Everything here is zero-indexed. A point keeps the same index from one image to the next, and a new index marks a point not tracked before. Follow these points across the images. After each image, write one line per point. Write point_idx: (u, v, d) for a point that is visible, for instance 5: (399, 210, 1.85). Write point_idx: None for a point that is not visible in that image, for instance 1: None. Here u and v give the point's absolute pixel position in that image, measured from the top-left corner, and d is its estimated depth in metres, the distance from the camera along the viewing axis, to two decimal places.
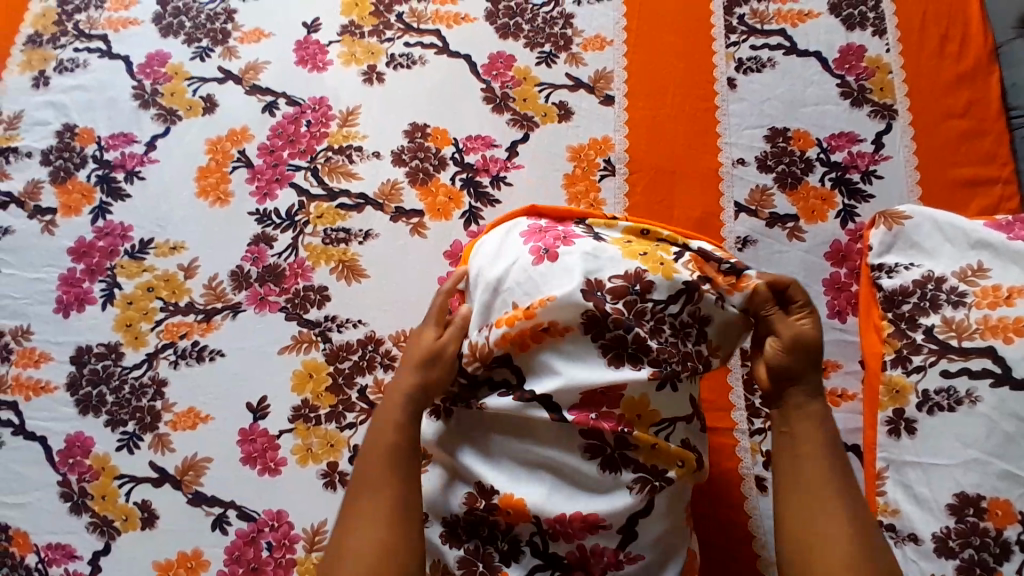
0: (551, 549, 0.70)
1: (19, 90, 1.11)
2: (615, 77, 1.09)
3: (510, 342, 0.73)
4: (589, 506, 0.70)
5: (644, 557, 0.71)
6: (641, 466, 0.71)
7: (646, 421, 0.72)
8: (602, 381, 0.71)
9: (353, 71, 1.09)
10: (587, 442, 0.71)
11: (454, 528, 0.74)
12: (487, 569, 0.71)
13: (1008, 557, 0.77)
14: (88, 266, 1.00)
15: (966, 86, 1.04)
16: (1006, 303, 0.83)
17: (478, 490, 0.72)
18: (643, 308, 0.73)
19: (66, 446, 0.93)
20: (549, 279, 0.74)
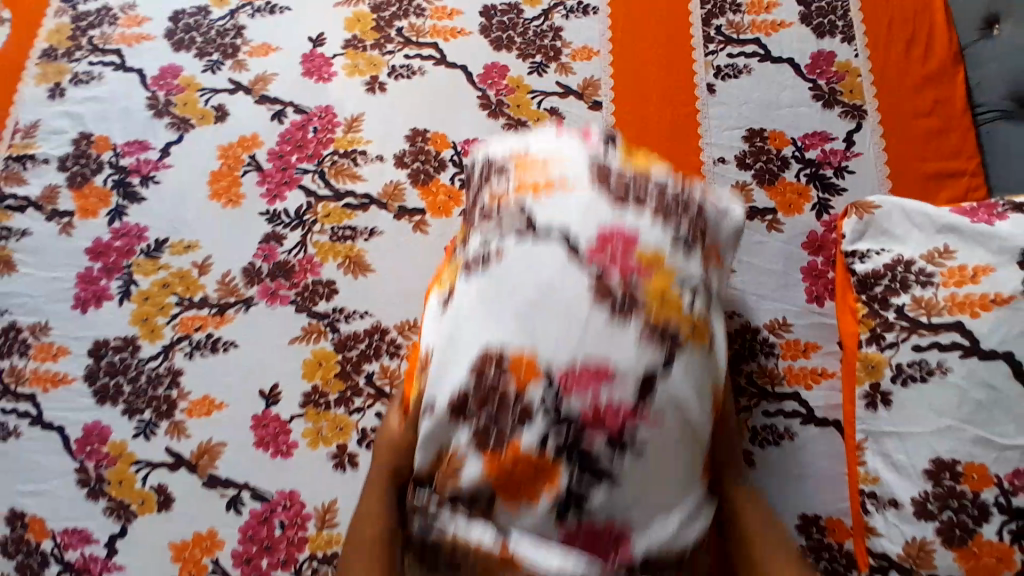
0: (566, 409, 0.67)
1: (36, 101, 1.17)
2: (602, 84, 1.16)
3: (523, 192, 0.78)
4: (600, 357, 0.68)
5: (660, 418, 0.68)
6: (652, 319, 0.70)
7: (664, 275, 0.73)
8: (617, 222, 0.74)
9: (357, 81, 1.16)
10: (598, 289, 0.71)
11: (462, 403, 0.69)
12: (499, 439, 0.67)
13: (986, 518, 0.83)
14: (105, 265, 1.05)
15: (931, 86, 1.12)
16: (971, 280, 0.89)
17: (486, 354, 0.70)
18: (649, 176, 0.79)
19: (83, 435, 0.98)
20: (571, 161, 0.80)
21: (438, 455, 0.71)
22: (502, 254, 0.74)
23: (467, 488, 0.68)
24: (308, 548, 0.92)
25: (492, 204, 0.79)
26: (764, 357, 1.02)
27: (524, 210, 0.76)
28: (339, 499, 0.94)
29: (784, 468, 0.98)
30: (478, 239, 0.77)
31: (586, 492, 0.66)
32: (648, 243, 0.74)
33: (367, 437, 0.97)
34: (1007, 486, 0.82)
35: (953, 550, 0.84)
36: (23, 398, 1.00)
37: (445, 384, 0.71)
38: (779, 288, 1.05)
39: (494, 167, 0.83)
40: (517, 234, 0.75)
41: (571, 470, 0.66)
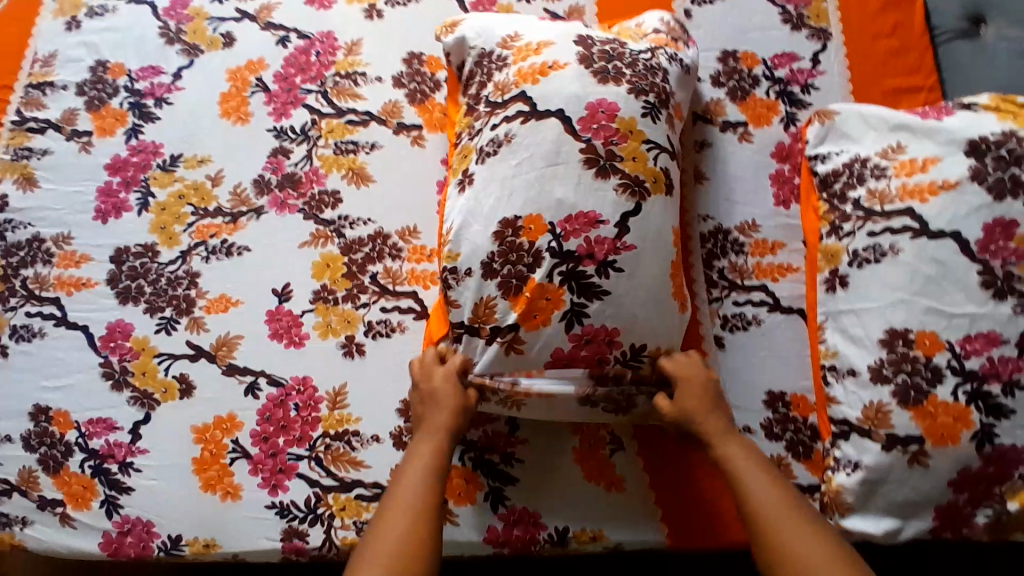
0: (567, 248, 0.87)
1: (53, 33, 1.22)
2: (586, 11, 1.24)
3: (524, 77, 0.96)
4: (590, 208, 0.88)
5: (635, 247, 0.88)
6: (626, 174, 0.90)
7: (637, 139, 0.92)
8: (601, 97, 0.93)
9: (356, 9, 1.23)
10: (587, 153, 0.90)
11: (490, 264, 0.88)
12: (519, 280, 0.87)
13: (940, 380, 0.91)
14: (123, 179, 1.13)
15: (892, 10, 1.22)
16: (921, 170, 0.98)
17: (505, 223, 0.88)
18: (622, 52, 0.99)
19: (107, 332, 1.05)
20: (554, 35, 1.00)
21: (474, 310, 0.88)
22: (513, 141, 0.92)
23: (502, 325, 0.87)
24: (321, 427, 1.00)
25: (498, 95, 0.96)
26: (734, 255, 1.12)
27: (526, 95, 0.94)
28: (348, 383, 1.02)
29: (749, 349, 1.08)
30: (489, 128, 0.95)
31: (586, 305, 0.86)
32: (624, 111, 0.93)
33: (373, 329, 1.05)
34: (959, 350, 0.91)
35: (908, 410, 0.91)
36: (48, 301, 1.07)
37: (473, 251, 0.89)
38: (749, 193, 1.15)
39: (494, 59, 1.00)
40: (522, 119, 0.92)
41: (572, 293, 0.86)
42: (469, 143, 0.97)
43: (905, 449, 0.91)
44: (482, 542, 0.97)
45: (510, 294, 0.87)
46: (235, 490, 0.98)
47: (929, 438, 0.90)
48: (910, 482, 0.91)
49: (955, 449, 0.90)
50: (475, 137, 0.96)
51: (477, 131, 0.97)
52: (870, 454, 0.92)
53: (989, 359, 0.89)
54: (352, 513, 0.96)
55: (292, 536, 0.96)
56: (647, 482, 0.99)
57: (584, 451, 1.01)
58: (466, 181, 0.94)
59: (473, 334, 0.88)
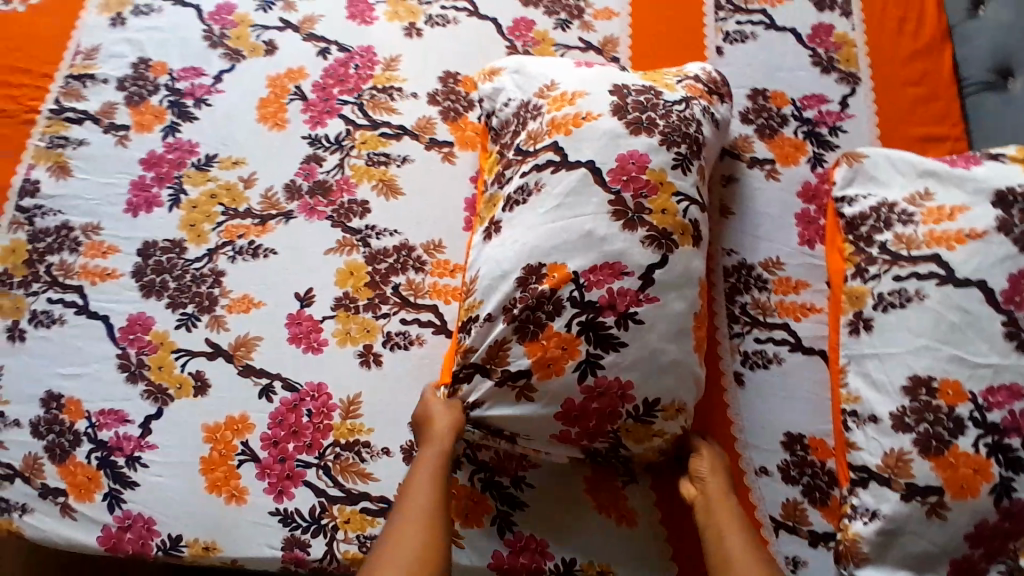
0: (588, 299, 0.85)
1: (99, 28, 1.26)
2: (621, 42, 1.26)
3: (557, 128, 0.95)
4: (615, 259, 0.87)
5: (659, 300, 0.87)
6: (653, 227, 0.89)
7: (667, 193, 0.91)
8: (632, 148, 0.93)
9: (396, 26, 1.26)
10: (616, 206, 0.89)
11: (509, 307, 0.87)
12: (537, 327, 0.85)
13: (962, 431, 0.89)
14: (157, 175, 1.14)
15: (921, 60, 1.24)
16: (948, 219, 0.99)
17: (529, 269, 0.88)
18: (657, 103, 0.98)
19: (127, 324, 1.05)
20: (589, 85, 0.99)
21: (487, 349, 0.87)
22: (542, 191, 0.92)
23: (514, 370, 0.86)
24: (332, 435, 0.99)
25: (529, 144, 0.97)
26: (757, 291, 1.12)
27: (557, 145, 0.94)
28: (363, 393, 1.02)
29: (768, 387, 1.07)
30: (519, 179, 0.95)
31: (600, 356, 0.84)
32: (655, 163, 0.92)
33: (392, 340, 1.04)
34: (982, 402, 0.90)
35: (929, 460, 0.90)
36: (71, 289, 1.08)
37: (494, 294, 0.89)
38: (773, 231, 1.15)
39: (528, 109, 1.00)
40: (551, 168, 0.93)
41: (589, 344, 0.85)
42: (498, 192, 0.97)
43: (923, 500, 0.89)
44: (485, 567, 0.95)
45: (526, 339, 0.86)
46: (241, 493, 0.97)
47: (948, 490, 0.88)
48: (927, 534, 0.89)
49: (975, 502, 0.88)
50: (504, 187, 0.97)
51: (507, 180, 0.97)
52: (889, 504, 0.91)
53: (1011, 412, 0.88)
54: (356, 527, 0.95)
55: (294, 546, 0.94)
56: (657, 518, 0.97)
57: (596, 480, 0.99)
58: (492, 230, 0.94)
59: (483, 375, 0.87)
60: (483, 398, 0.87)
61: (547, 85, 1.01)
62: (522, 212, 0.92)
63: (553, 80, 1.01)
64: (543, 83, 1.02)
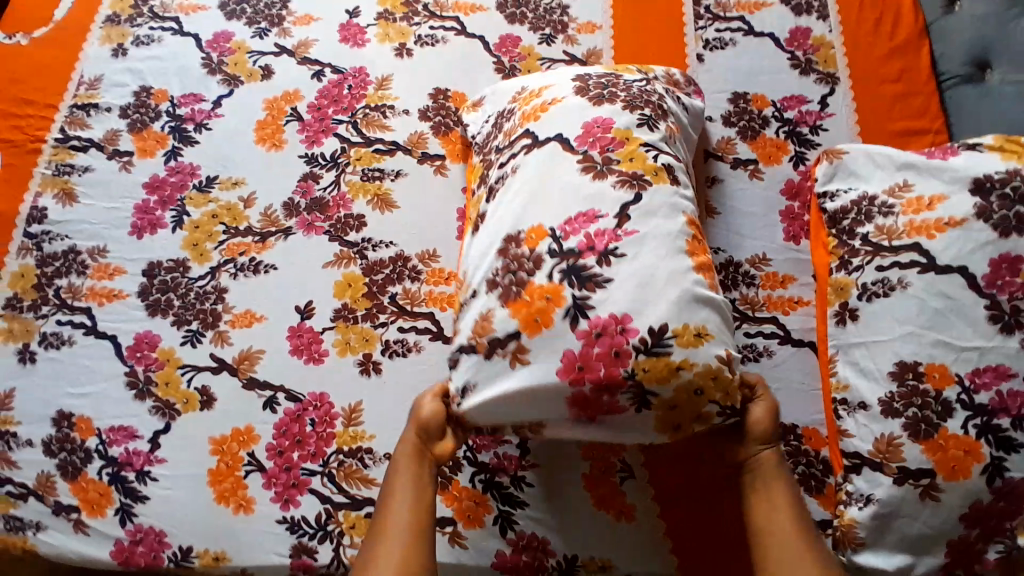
0: (567, 247, 0.87)
1: (101, 59, 1.31)
2: (604, 54, 1.31)
3: (529, 118, 1.00)
4: (587, 206, 0.89)
5: (638, 232, 0.87)
6: (622, 173, 0.91)
7: (634, 144, 0.94)
8: (596, 115, 0.97)
9: (387, 47, 1.30)
10: (585, 164, 0.92)
11: (492, 276, 0.89)
12: (520, 286, 0.87)
13: (951, 414, 0.91)
14: (160, 198, 1.18)
15: (898, 57, 1.27)
16: (928, 208, 1.01)
17: (508, 238, 0.91)
18: (617, 82, 1.03)
19: (134, 342, 1.09)
20: (553, 79, 1.05)
21: (474, 326, 0.89)
22: (517, 172, 0.96)
23: (501, 334, 0.85)
24: (335, 443, 1.02)
25: (505, 140, 1.01)
26: (745, 287, 1.15)
27: (530, 131, 0.98)
28: (364, 401, 1.04)
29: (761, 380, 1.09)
30: (498, 171, 0.99)
31: (587, 298, 0.83)
32: (619, 123, 0.96)
33: (390, 348, 1.07)
34: (968, 385, 0.91)
35: (919, 444, 0.92)
36: (79, 311, 1.11)
37: (479, 273, 0.92)
38: (759, 228, 1.18)
39: (504, 114, 1.06)
40: (525, 151, 0.97)
41: (573, 288, 0.84)
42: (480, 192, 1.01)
43: (916, 483, 0.91)
44: (489, 567, 0.97)
45: (510, 299, 0.86)
46: (248, 503, 0.99)
47: (940, 472, 0.90)
48: (921, 517, 0.90)
49: (967, 483, 0.89)
50: (485, 182, 1.01)
51: (490, 177, 1.01)
52: (882, 488, 0.92)
53: (998, 393, 0.90)
54: (361, 532, 0.97)
55: (301, 553, 0.97)
56: (657, 510, 0.98)
57: (594, 477, 1.01)
58: (479, 223, 0.98)
59: (470, 351, 0.87)
60: (470, 378, 0.86)
61: (519, 91, 1.07)
62: (503, 198, 0.95)
63: (521, 86, 1.08)
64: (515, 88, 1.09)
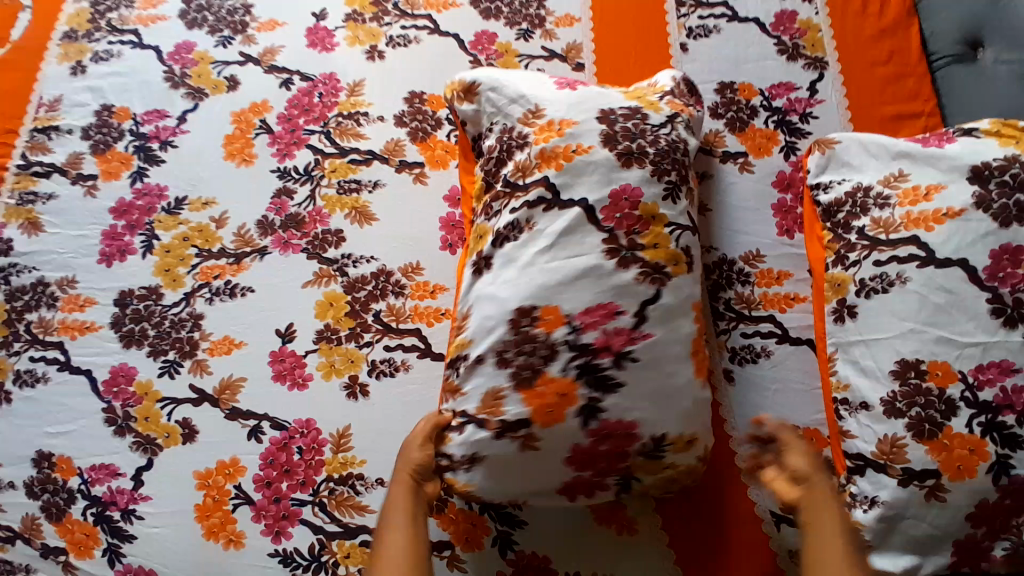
0: (583, 341, 0.83)
1: (59, 78, 1.25)
2: (584, 48, 1.26)
3: (547, 163, 0.92)
4: (608, 298, 0.85)
5: (654, 335, 0.85)
6: (645, 263, 0.87)
7: (659, 226, 0.90)
8: (623, 183, 0.90)
9: (357, 51, 1.25)
10: (608, 244, 0.87)
11: (504, 353, 0.85)
12: (533, 372, 0.83)
13: (955, 413, 0.89)
14: (128, 222, 1.13)
15: (888, 38, 1.23)
16: (925, 198, 0.97)
17: (518, 313, 0.85)
18: (646, 127, 0.95)
19: (110, 376, 1.04)
20: (577, 113, 0.95)
21: (481, 399, 0.85)
22: (534, 229, 0.89)
23: (511, 419, 0.82)
24: (325, 470, 0.99)
25: (517, 176, 0.93)
26: (740, 285, 1.11)
27: (548, 180, 0.90)
28: (352, 425, 1.01)
29: (760, 382, 1.06)
30: (508, 215, 0.92)
31: (599, 400, 0.82)
32: (647, 197, 0.90)
33: (377, 368, 1.04)
34: (972, 381, 0.89)
35: (924, 444, 0.89)
36: (51, 346, 1.07)
37: (486, 341, 0.86)
38: (751, 223, 1.15)
39: (516, 138, 0.96)
40: (543, 206, 0.90)
41: (586, 387, 0.82)
42: (484, 226, 0.94)
43: (921, 484, 0.89)
44: None
45: (519, 387, 0.83)
46: (238, 538, 0.96)
47: (946, 472, 0.88)
48: (928, 518, 0.88)
49: (973, 482, 0.87)
50: (492, 221, 0.94)
51: (495, 213, 0.94)
52: (887, 490, 0.90)
53: (1002, 389, 0.87)
54: (356, 561, 0.94)
55: None
56: (658, 524, 0.97)
57: None
58: (483, 267, 0.92)
59: (477, 426, 0.84)
60: (477, 451, 0.84)
61: (537, 116, 0.96)
62: (515, 250, 0.89)
63: (540, 108, 0.97)
64: (533, 108, 0.97)
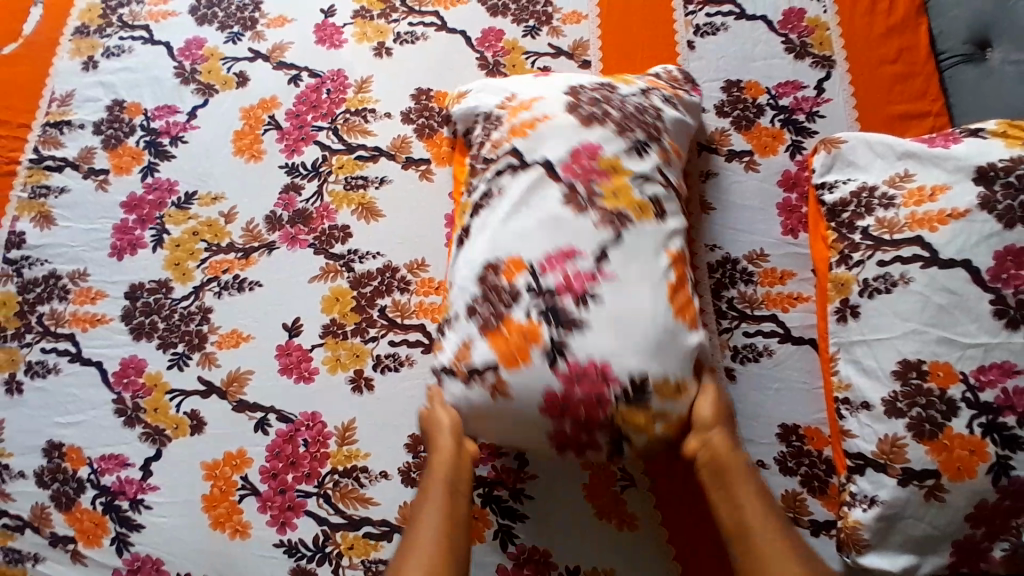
0: (545, 285, 0.83)
1: (71, 73, 1.26)
2: (591, 45, 1.26)
3: (515, 133, 0.95)
4: (568, 243, 0.85)
5: (619, 278, 0.83)
6: (607, 209, 0.87)
7: (621, 176, 0.89)
8: (584, 139, 0.91)
9: (365, 47, 1.26)
10: (568, 194, 0.88)
11: (470, 303, 0.86)
12: (500, 320, 0.84)
13: (956, 413, 0.89)
14: (139, 217, 1.15)
15: (896, 36, 1.22)
16: (930, 199, 0.97)
17: (487, 267, 0.87)
18: (612, 97, 0.98)
19: (121, 367, 1.06)
20: (545, 89, 0.99)
21: (454, 350, 0.86)
22: (501, 192, 0.91)
23: (479, 365, 0.83)
24: (330, 463, 1.00)
25: (491, 151, 0.97)
26: (743, 284, 1.12)
27: (515, 148, 0.93)
28: (357, 419, 1.02)
29: (762, 381, 1.07)
30: (483, 186, 0.94)
31: (566, 340, 0.81)
32: (608, 151, 0.91)
33: (382, 363, 1.05)
34: (974, 382, 0.89)
35: (924, 444, 0.90)
36: (63, 337, 1.09)
37: (458, 297, 0.88)
38: (756, 223, 1.15)
39: (490, 119, 1.01)
40: (511, 172, 0.92)
41: (552, 327, 0.81)
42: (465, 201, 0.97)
43: (921, 483, 0.89)
44: None
45: (489, 333, 0.84)
46: (244, 528, 0.98)
47: (945, 473, 0.88)
48: (926, 518, 0.89)
49: (973, 483, 0.87)
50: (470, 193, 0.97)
51: (474, 187, 0.97)
52: (887, 489, 0.91)
53: (1004, 391, 0.87)
54: (360, 552, 0.96)
55: None
56: (659, 520, 0.97)
57: (596, 486, 0.99)
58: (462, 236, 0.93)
59: (451, 375, 0.86)
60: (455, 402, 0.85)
61: (510, 98, 1.00)
62: (487, 214, 0.91)
63: (512, 89, 1.01)
64: (507, 90, 1.02)
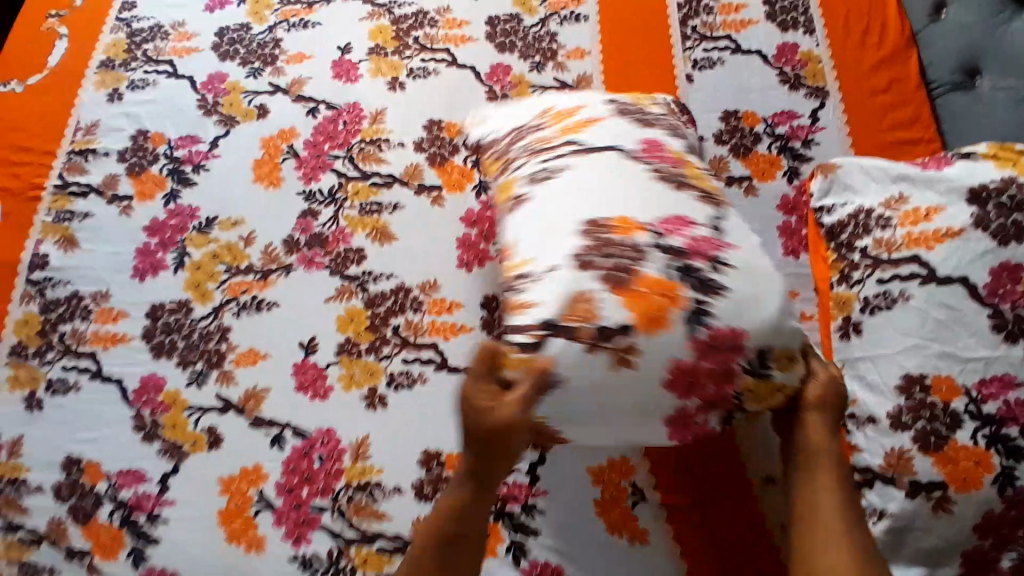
0: (673, 245, 0.84)
1: (97, 104, 1.33)
2: (594, 79, 1.33)
3: (567, 132, 0.99)
4: (677, 212, 0.88)
5: (734, 247, 0.86)
6: (697, 189, 0.92)
7: (692, 165, 0.96)
8: (648, 136, 0.98)
9: (380, 82, 1.32)
10: (656, 175, 0.92)
11: (589, 258, 0.84)
12: (631, 275, 0.82)
13: (960, 425, 0.91)
14: (161, 240, 1.20)
15: (887, 67, 1.28)
16: (925, 219, 1.01)
17: (591, 226, 0.86)
18: (646, 110, 1.04)
19: (140, 385, 1.09)
20: (586, 100, 1.04)
21: (568, 304, 0.81)
22: (568, 173, 0.92)
23: (612, 324, 0.80)
24: (344, 478, 1.02)
25: (540, 145, 0.99)
26: None
27: (577, 141, 0.96)
28: (370, 435, 1.04)
29: None
30: (534, 172, 0.95)
31: (708, 303, 0.81)
32: (674, 146, 0.98)
33: (395, 380, 1.08)
34: (975, 395, 0.91)
35: (930, 456, 0.91)
36: (85, 356, 1.12)
37: (547, 257, 0.86)
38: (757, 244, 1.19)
39: (531, 127, 1.03)
40: (576, 154, 0.95)
41: (691, 288, 0.82)
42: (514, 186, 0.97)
43: (928, 496, 0.90)
44: None
45: (620, 286, 0.81)
46: (258, 543, 0.99)
47: (952, 484, 0.89)
48: (936, 530, 0.90)
49: (979, 494, 0.88)
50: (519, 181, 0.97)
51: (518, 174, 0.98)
52: (896, 502, 0.91)
53: (1006, 403, 0.89)
54: (373, 567, 0.96)
55: None
56: (671, 536, 0.97)
57: (606, 503, 1.00)
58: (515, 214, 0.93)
59: (567, 333, 0.80)
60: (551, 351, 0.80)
61: (550, 108, 1.05)
62: (557, 188, 0.91)
63: (553, 99, 1.06)
64: (546, 100, 1.07)
